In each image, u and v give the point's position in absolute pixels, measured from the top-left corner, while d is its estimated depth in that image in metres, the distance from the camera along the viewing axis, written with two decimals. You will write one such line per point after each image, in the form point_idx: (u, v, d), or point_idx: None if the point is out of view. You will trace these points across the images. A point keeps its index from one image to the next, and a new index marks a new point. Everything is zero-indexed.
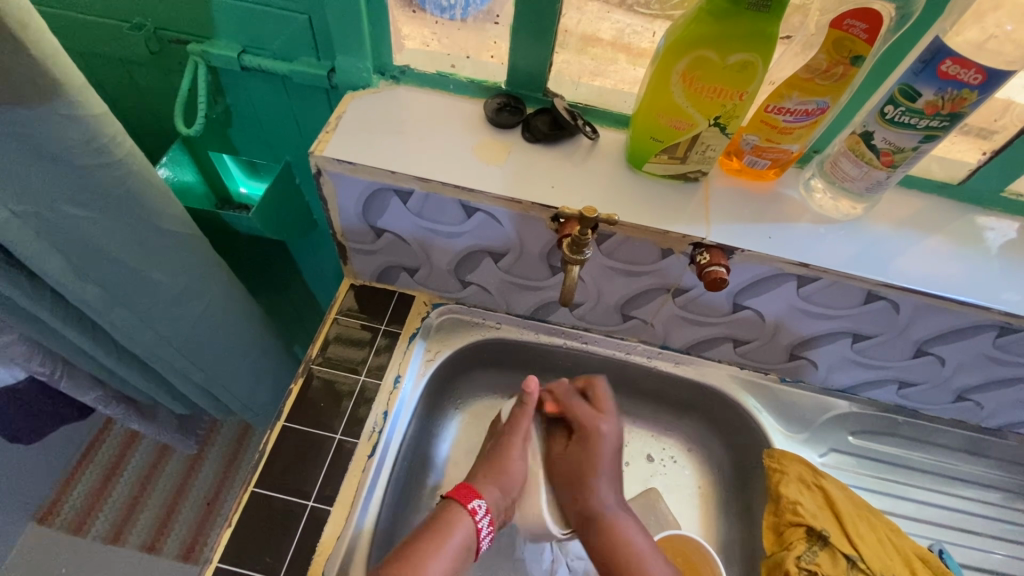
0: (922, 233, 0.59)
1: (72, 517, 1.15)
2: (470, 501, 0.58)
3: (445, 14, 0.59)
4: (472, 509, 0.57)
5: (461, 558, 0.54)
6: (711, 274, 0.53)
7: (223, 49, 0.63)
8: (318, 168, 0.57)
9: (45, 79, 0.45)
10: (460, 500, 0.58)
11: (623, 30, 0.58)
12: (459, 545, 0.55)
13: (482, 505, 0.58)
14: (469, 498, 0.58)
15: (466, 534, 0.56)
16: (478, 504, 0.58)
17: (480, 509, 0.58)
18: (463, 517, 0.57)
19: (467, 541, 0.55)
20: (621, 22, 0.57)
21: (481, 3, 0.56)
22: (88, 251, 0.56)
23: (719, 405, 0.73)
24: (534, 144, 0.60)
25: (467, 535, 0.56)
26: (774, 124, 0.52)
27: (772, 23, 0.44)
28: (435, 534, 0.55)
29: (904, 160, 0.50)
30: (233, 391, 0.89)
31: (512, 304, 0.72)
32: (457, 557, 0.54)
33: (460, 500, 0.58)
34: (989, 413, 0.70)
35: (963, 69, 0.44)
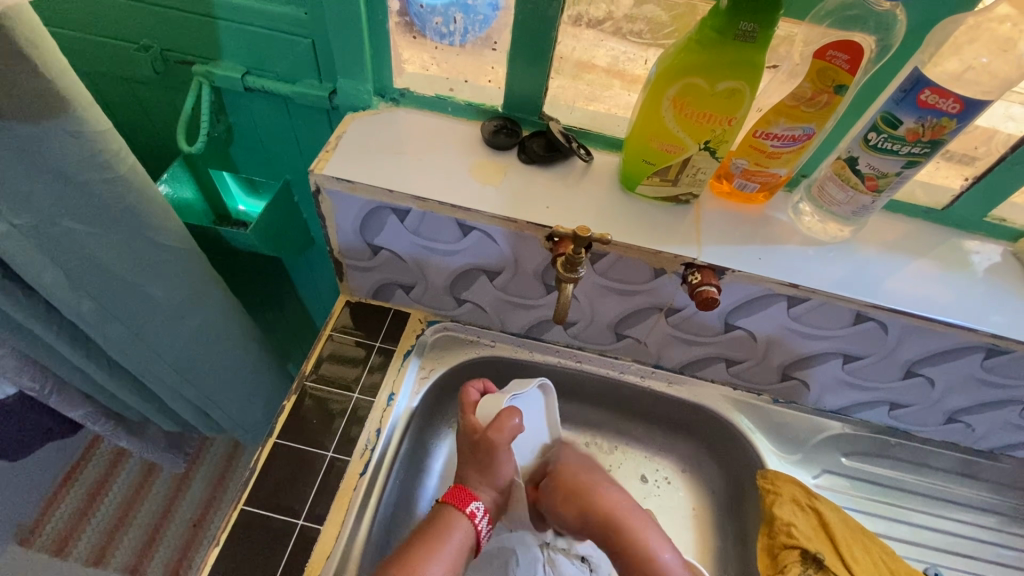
0: (908, 257, 0.60)
1: (53, 538, 1.12)
2: (468, 504, 0.58)
3: (444, 39, 0.60)
4: (471, 513, 0.57)
5: (461, 562, 0.55)
6: (703, 293, 0.53)
7: (227, 70, 0.65)
8: (318, 186, 0.58)
9: (52, 95, 0.46)
10: (457, 505, 0.58)
11: (618, 57, 0.59)
12: (459, 547, 0.55)
13: (481, 506, 0.58)
14: (466, 501, 0.58)
15: (464, 539, 0.56)
16: (476, 507, 0.58)
17: (478, 511, 0.58)
18: (462, 522, 0.57)
19: (467, 543, 0.56)
20: (615, 49, 0.59)
21: (480, 30, 0.59)
22: (85, 264, 0.56)
23: (713, 426, 0.74)
24: (530, 165, 0.61)
25: (466, 536, 0.56)
26: (762, 149, 0.54)
27: (758, 53, 0.45)
28: (435, 540, 0.55)
29: (888, 184, 0.52)
30: (224, 408, 0.88)
31: (506, 322, 0.72)
32: (458, 559, 0.55)
33: (458, 503, 0.58)
34: (980, 435, 0.71)
35: (941, 99, 0.45)
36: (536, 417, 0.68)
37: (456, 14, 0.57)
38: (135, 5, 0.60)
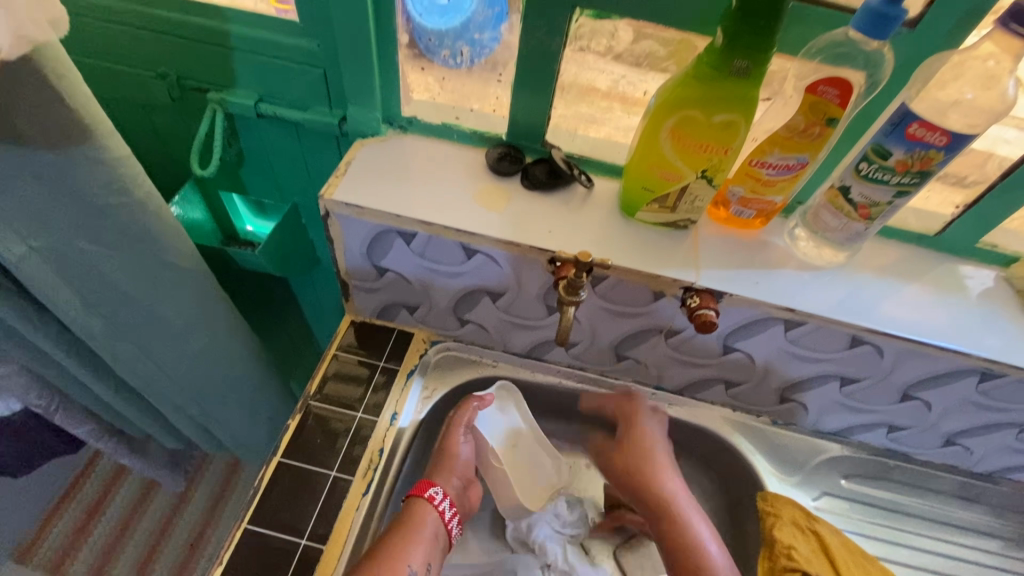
0: (902, 282, 0.61)
1: (50, 556, 1.12)
2: (427, 490, 0.61)
3: (450, 63, 0.62)
4: (431, 497, 0.60)
5: (431, 544, 0.58)
6: (701, 316, 0.55)
7: (241, 97, 0.67)
8: (327, 210, 0.60)
9: (75, 124, 0.48)
10: (417, 494, 0.61)
11: (618, 81, 0.61)
12: (427, 532, 0.58)
13: (440, 491, 0.61)
14: (425, 487, 0.61)
15: (433, 526, 0.59)
16: (435, 491, 0.61)
17: (438, 495, 0.61)
18: (426, 509, 0.60)
19: (434, 528, 0.59)
20: (616, 73, 0.61)
21: (484, 53, 0.60)
22: (98, 284, 0.58)
23: (713, 447, 0.74)
24: (533, 191, 0.63)
25: (434, 523, 0.59)
26: (758, 177, 0.55)
27: (753, 88, 0.47)
28: (403, 530, 0.57)
29: (879, 213, 0.54)
30: (227, 426, 0.89)
31: (508, 342, 0.73)
32: (429, 545, 0.57)
33: (418, 492, 0.61)
34: (978, 458, 0.71)
35: (928, 132, 0.47)
36: (517, 431, 0.74)
37: (463, 48, 0.60)
38: (156, 36, 0.63)
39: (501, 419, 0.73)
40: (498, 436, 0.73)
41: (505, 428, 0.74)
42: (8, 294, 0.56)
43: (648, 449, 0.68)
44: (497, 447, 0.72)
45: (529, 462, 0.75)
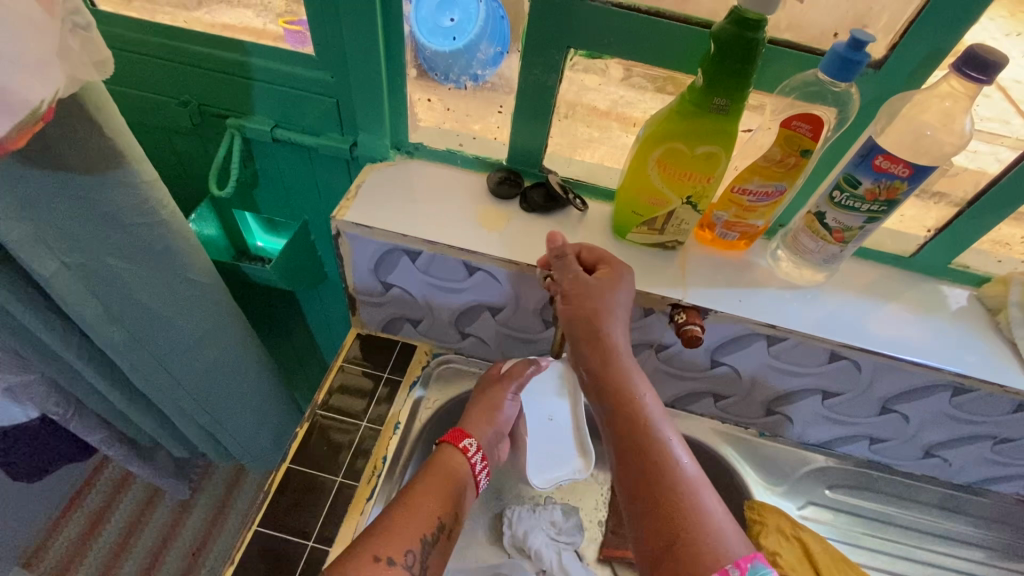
0: (879, 300, 0.65)
1: (54, 564, 1.14)
2: (462, 441, 0.64)
3: (450, 82, 0.65)
4: (465, 448, 0.63)
5: (460, 492, 0.60)
6: (688, 332, 0.58)
7: (258, 123, 0.71)
8: (338, 231, 0.64)
9: (112, 151, 0.52)
10: (451, 443, 0.64)
11: (617, 101, 0.65)
12: (456, 482, 0.61)
13: (474, 444, 0.64)
14: (460, 438, 0.64)
15: (462, 472, 0.62)
16: (469, 443, 0.64)
17: (471, 448, 0.64)
18: (458, 458, 0.63)
19: (463, 479, 0.62)
20: (615, 93, 0.64)
21: (484, 76, 0.64)
22: (123, 297, 0.62)
23: (702, 458, 0.77)
24: (530, 213, 0.67)
25: (463, 471, 0.62)
26: (740, 203, 0.60)
27: (731, 123, 0.52)
28: (436, 479, 0.60)
29: (853, 236, 0.58)
30: (234, 434, 0.92)
31: (507, 354, 0.77)
32: (456, 490, 0.60)
33: (453, 441, 0.64)
34: (958, 469, 0.74)
35: (892, 164, 0.51)
36: (561, 404, 0.74)
37: (466, 80, 0.65)
38: (181, 67, 0.68)
39: (554, 395, 0.74)
40: (542, 408, 0.73)
41: (551, 400, 0.74)
42: (38, 306, 0.60)
43: (602, 326, 0.55)
44: (536, 419, 0.73)
45: (556, 448, 0.74)
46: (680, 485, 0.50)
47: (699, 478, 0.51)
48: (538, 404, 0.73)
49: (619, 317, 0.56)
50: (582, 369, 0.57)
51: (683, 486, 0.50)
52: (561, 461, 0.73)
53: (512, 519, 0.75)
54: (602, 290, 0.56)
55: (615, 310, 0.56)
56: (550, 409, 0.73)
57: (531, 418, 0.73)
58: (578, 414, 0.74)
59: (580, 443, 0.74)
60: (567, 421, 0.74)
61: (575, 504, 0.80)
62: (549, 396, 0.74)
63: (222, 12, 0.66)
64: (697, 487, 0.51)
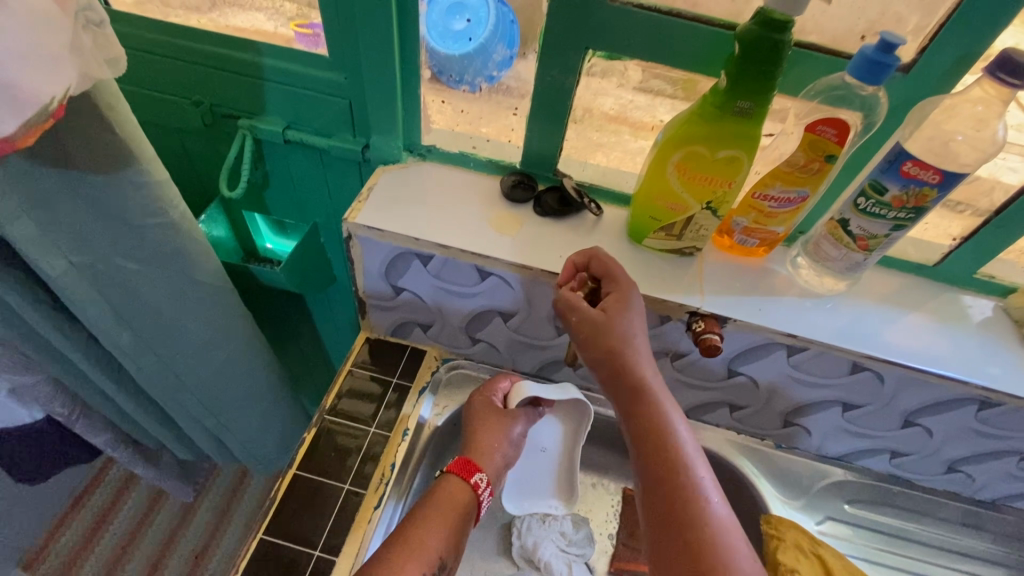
0: (902, 310, 0.63)
1: (56, 565, 1.13)
2: (473, 475, 0.61)
3: (461, 86, 0.65)
4: (475, 484, 0.61)
5: (464, 526, 0.58)
6: (706, 341, 0.57)
7: (270, 124, 0.71)
8: (349, 233, 0.63)
9: (124, 152, 0.52)
10: (462, 475, 0.61)
11: (627, 105, 0.64)
12: (462, 514, 0.58)
13: (484, 479, 0.62)
14: (470, 472, 0.62)
15: (467, 505, 0.60)
16: (480, 478, 0.62)
17: (481, 484, 0.62)
18: (466, 492, 0.60)
19: (469, 514, 0.59)
20: (624, 98, 0.63)
21: (494, 79, 0.63)
22: (131, 298, 0.61)
23: (716, 470, 0.75)
24: (544, 217, 0.66)
25: (469, 504, 0.60)
26: (761, 209, 0.58)
27: (755, 127, 0.50)
28: (442, 515, 0.57)
29: (877, 245, 0.56)
30: (240, 438, 0.91)
31: (518, 361, 0.75)
32: (461, 526, 0.58)
33: (463, 474, 0.61)
34: (981, 486, 0.71)
35: (922, 170, 0.49)
36: (555, 437, 0.71)
37: (481, 82, 0.64)
38: (193, 68, 0.67)
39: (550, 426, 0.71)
40: (535, 439, 0.72)
41: (547, 431, 0.72)
42: (45, 306, 0.59)
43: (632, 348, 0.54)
44: (527, 449, 0.72)
45: (540, 478, 0.72)
46: (710, 530, 0.49)
47: (730, 521, 0.50)
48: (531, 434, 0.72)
49: (645, 351, 0.55)
50: (616, 400, 0.57)
51: (712, 529, 0.49)
52: (543, 491, 0.72)
53: (521, 529, 0.74)
54: (622, 325, 0.55)
55: (639, 345, 0.55)
56: (543, 439, 0.72)
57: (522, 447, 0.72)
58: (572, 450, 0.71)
59: (564, 479, 0.71)
60: (557, 454, 0.71)
61: (585, 515, 0.78)
62: (545, 428, 0.72)
63: (234, 14, 0.66)
64: (728, 532, 0.49)
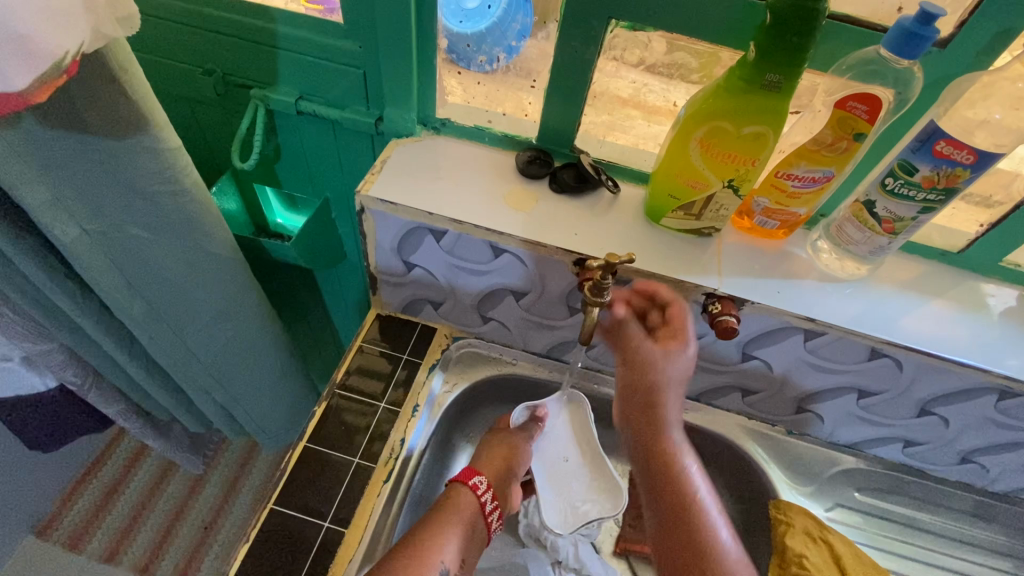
0: (924, 297, 0.62)
1: (69, 533, 1.15)
2: (471, 478, 0.62)
3: (474, 66, 0.65)
4: (474, 486, 0.62)
5: (468, 531, 0.58)
6: (722, 323, 0.56)
7: (283, 95, 0.70)
8: (362, 206, 0.62)
9: (137, 117, 0.51)
10: (462, 480, 0.62)
11: (640, 89, 0.63)
12: (465, 519, 0.59)
13: (483, 481, 0.63)
14: (469, 475, 0.63)
15: (472, 512, 0.60)
16: (479, 481, 0.62)
17: (481, 485, 0.62)
18: (468, 496, 0.61)
19: (472, 519, 0.60)
20: (638, 81, 0.62)
21: (509, 58, 0.63)
22: (144, 268, 0.61)
23: (727, 454, 0.75)
24: (560, 194, 0.64)
25: (472, 510, 0.60)
26: (783, 189, 0.57)
27: (783, 102, 0.49)
28: (443, 517, 0.58)
29: (904, 228, 0.55)
30: (249, 411, 0.91)
31: (528, 341, 0.75)
32: (466, 532, 0.58)
33: (462, 479, 0.62)
34: (994, 477, 0.70)
35: (955, 150, 0.48)
36: (570, 441, 0.73)
37: (499, 53, 0.62)
38: (206, 35, 0.66)
39: (563, 430, 0.73)
40: (554, 450, 0.72)
41: (561, 438, 0.73)
42: (57, 273, 0.59)
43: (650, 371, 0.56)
44: (551, 463, 0.72)
45: (579, 488, 0.70)
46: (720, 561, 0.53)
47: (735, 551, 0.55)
48: (550, 448, 0.73)
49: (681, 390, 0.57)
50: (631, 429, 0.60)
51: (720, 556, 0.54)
52: (588, 499, 0.69)
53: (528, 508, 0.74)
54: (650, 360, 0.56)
55: (676, 383, 0.57)
56: (562, 447, 0.72)
57: (544, 463, 0.72)
58: (592, 445, 0.72)
59: (603, 479, 0.70)
60: (582, 459, 0.71)
61: None
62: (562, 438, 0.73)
63: None
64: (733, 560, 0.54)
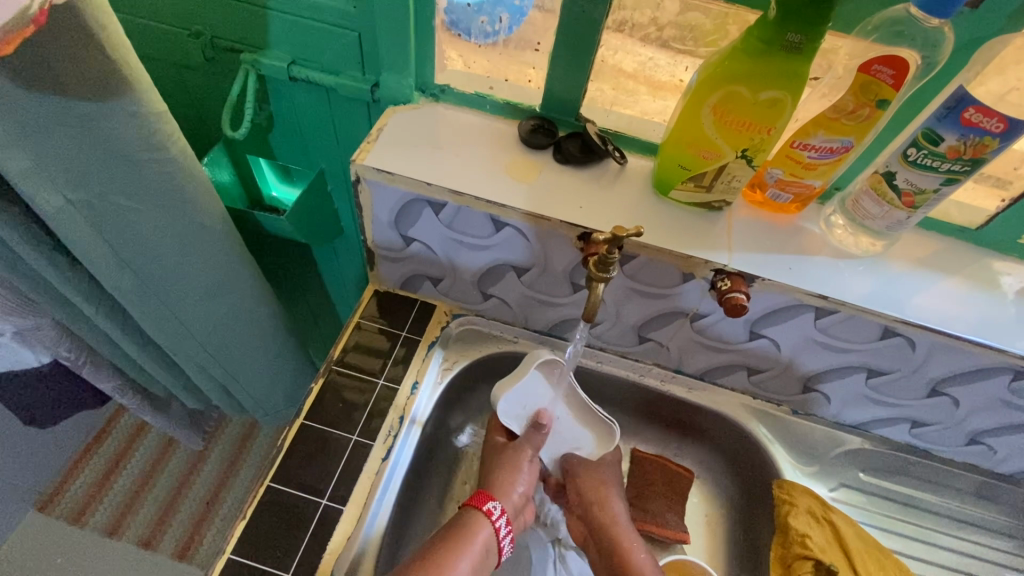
0: (938, 274, 0.60)
1: (71, 507, 1.15)
2: (485, 504, 0.60)
3: (488, 38, 0.62)
4: (488, 512, 0.59)
5: (484, 560, 0.56)
6: (732, 299, 0.54)
7: (274, 59, 0.67)
8: (358, 176, 0.60)
9: (118, 78, 0.49)
10: (476, 504, 0.60)
11: (646, 63, 0.60)
12: (481, 547, 0.57)
13: (497, 506, 0.60)
14: (484, 501, 0.60)
15: (486, 538, 0.57)
16: (494, 506, 0.60)
17: (495, 510, 0.60)
18: (483, 522, 0.58)
19: (488, 545, 0.57)
20: (643, 55, 0.60)
21: (509, 32, 0.60)
22: (133, 241, 0.58)
23: (730, 434, 0.74)
24: (564, 166, 0.62)
25: (487, 536, 0.58)
26: (799, 160, 0.54)
27: (803, 64, 0.46)
28: (458, 539, 0.56)
29: (924, 202, 0.52)
30: (248, 388, 0.90)
31: (530, 319, 0.73)
32: (478, 559, 0.56)
33: (476, 504, 0.60)
34: (1002, 459, 0.69)
35: (985, 118, 0.46)
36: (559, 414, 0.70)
37: (502, 15, 0.59)
38: None
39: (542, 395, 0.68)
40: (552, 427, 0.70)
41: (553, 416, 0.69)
42: (43, 244, 0.56)
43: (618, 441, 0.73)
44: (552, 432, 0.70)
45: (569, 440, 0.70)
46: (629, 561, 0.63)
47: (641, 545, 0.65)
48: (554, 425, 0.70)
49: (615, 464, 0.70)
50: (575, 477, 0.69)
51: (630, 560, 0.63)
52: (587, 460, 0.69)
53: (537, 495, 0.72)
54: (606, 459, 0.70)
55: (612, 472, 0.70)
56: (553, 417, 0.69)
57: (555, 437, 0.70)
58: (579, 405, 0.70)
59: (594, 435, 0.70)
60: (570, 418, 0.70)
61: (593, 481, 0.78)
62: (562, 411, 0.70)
63: None
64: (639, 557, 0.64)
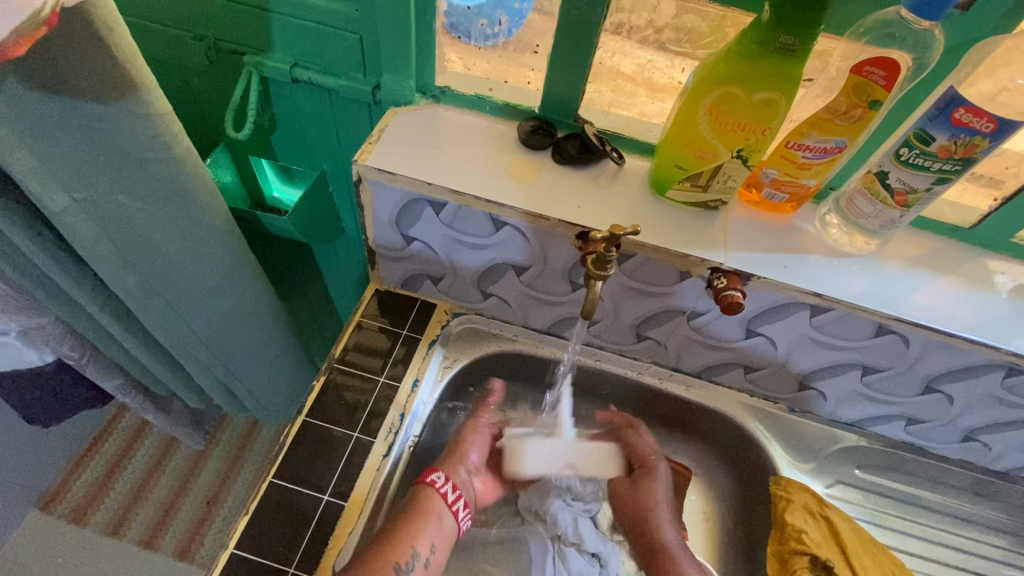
0: (932, 273, 0.61)
1: (73, 507, 1.16)
2: (428, 475, 0.63)
3: (489, 41, 0.63)
4: (432, 481, 0.62)
5: (439, 524, 0.59)
6: (727, 298, 0.55)
7: (277, 61, 0.68)
8: (360, 176, 0.60)
9: (125, 80, 0.49)
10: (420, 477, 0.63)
11: (645, 65, 0.61)
12: (430, 512, 0.59)
13: (441, 475, 0.63)
14: (427, 474, 0.63)
15: (435, 502, 0.60)
16: (436, 475, 0.63)
17: (440, 479, 0.63)
18: (428, 490, 0.61)
19: (438, 511, 0.60)
20: (643, 57, 0.61)
21: (508, 34, 0.61)
22: (137, 240, 0.59)
23: (727, 432, 0.75)
24: (563, 166, 0.63)
25: (438, 504, 0.60)
26: (794, 159, 0.55)
27: (796, 66, 0.47)
28: (407, 510, 0.59)
29: (917, 201, 0.53)
30: (249, 387, 0.91)
31: (529, 318, 0.74)
32: (430, 523, 0.59)
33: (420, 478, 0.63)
34: (997, 455, 0.70)
35: (975, 118, 0.46)
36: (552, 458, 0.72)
37: (501, 17, 0.59)
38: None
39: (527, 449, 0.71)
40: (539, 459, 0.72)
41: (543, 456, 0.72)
42: (49, 243, 0.57)
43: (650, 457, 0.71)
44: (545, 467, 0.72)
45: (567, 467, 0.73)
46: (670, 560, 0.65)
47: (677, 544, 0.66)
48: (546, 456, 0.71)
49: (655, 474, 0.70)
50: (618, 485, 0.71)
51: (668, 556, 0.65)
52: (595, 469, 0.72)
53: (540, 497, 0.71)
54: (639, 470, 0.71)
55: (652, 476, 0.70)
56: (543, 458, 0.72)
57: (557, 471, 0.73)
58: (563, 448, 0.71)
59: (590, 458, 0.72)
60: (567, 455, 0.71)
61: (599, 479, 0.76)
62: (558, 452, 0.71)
63: None
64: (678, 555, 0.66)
